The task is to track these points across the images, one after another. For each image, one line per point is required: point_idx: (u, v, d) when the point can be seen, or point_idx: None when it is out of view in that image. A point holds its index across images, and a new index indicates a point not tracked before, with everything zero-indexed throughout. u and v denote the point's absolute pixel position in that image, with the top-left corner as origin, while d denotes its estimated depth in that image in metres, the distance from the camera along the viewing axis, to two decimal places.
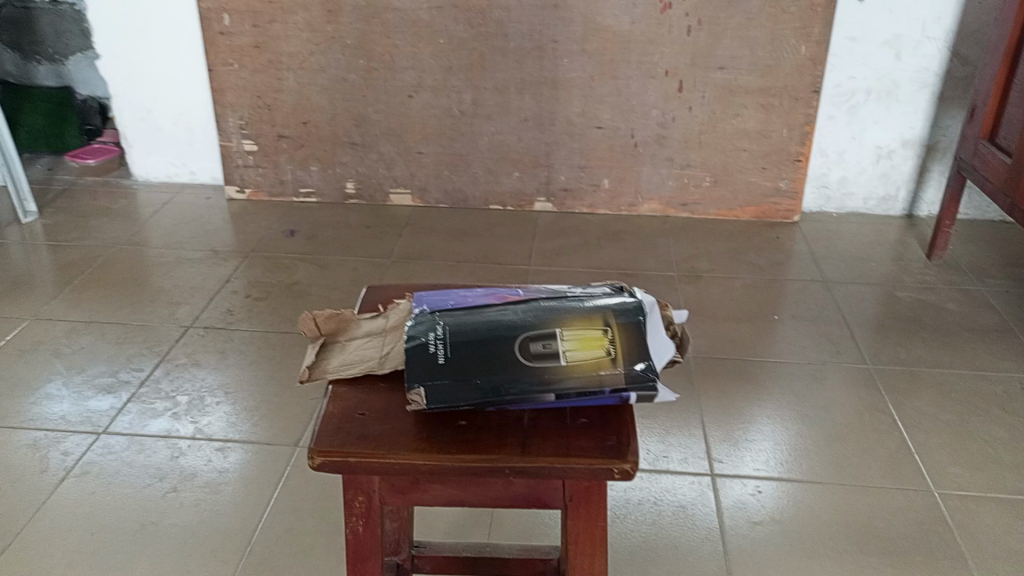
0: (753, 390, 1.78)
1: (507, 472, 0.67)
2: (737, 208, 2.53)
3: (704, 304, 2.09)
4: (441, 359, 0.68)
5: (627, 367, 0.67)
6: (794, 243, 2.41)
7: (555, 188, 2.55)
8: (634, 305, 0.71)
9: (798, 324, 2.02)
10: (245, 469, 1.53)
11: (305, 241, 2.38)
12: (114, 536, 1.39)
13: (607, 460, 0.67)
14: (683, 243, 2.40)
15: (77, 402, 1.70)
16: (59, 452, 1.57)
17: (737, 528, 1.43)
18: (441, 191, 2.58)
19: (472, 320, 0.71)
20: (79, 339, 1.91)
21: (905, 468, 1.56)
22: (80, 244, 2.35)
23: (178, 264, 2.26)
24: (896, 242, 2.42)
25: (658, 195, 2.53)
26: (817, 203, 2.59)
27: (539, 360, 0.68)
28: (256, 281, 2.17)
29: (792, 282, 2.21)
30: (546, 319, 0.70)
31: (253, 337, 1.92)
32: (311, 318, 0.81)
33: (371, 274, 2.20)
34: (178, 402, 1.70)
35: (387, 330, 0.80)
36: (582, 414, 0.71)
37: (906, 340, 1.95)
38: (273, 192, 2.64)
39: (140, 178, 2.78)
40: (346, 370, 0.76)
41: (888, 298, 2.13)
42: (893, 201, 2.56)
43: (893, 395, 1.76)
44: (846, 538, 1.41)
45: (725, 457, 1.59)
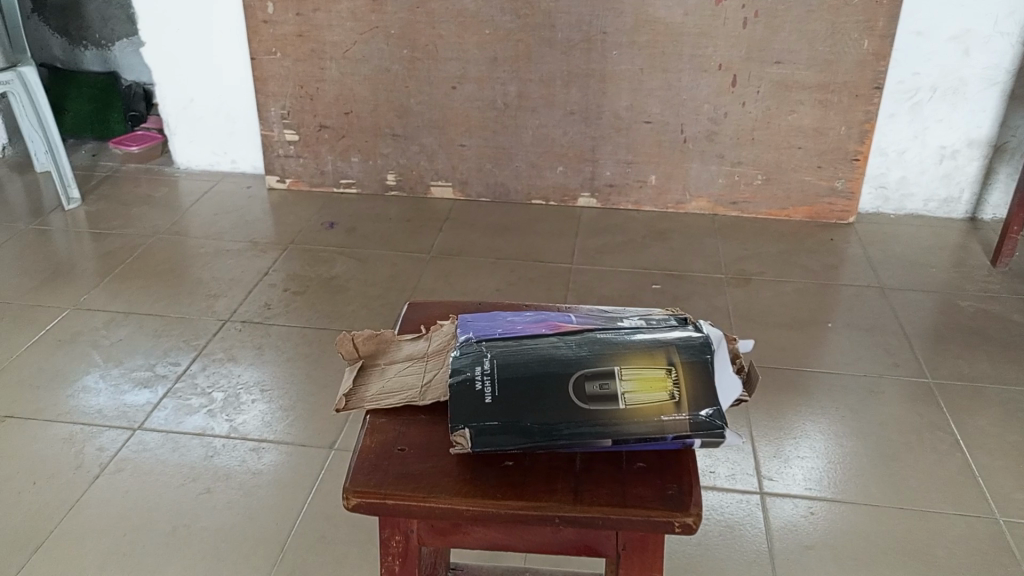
0: (804, 402, 1.70)
1: (556, 522, 0.62)
2: (790, 208, 2.44)
3: (754, 310, 2.01)
4: (488, 398, 0.63)
5: (692, 412, 0.62)
6: (849, 245, 2.31)
7: (601, 183, 2.48)
8: (700, 340, 0.66)
9: (853, 332, 1.93)
10: (279, 472, 1.50)
11: (345, 234, 2.34)
12: (146, 537, 1.37)
13: (667, 512, 0.61)
14: (731, 243, 2.31)
15: (114, 395, 1.69)
16: (94, 447, 1.55)
17: (787, 551, 1.36)
18: (483, 184, 2.53)
19: (522, 354, 0.65)
20: (118, 331, 1.90)
21: (966, 493, 1.47)
22: (122, 233, 2.35)
23: (217, 256, 2.24)
24: (958, 247, 2.30)
25: (706, 193, 2.45)
26: (874, 204, 2.49)
27: (596, 402, 0.62)
28: (294, 274, 2.14)
29: (846, 287, 2.12)
30: (604, 356, 0.64)
31: (290, 333, 1.89)
32: (349, 339, 0.76)
33: (410, 269, 2.16)
34: (213, 399, 1.68)
35: (430, 354, 0.75)
36: (640, 458, 0.65)
37: (969, 354, 1.85)
38: (313, 182, 2.60)
39: (182, 167, 2.77)
40: (385, 399, 0.71)
41: (948, 307, 2.03)
42: (955, 203, 2.44)
43: (955, 413, 1.67)
44: (902, 566, 1.33)
45: (774, 474, 1.51)
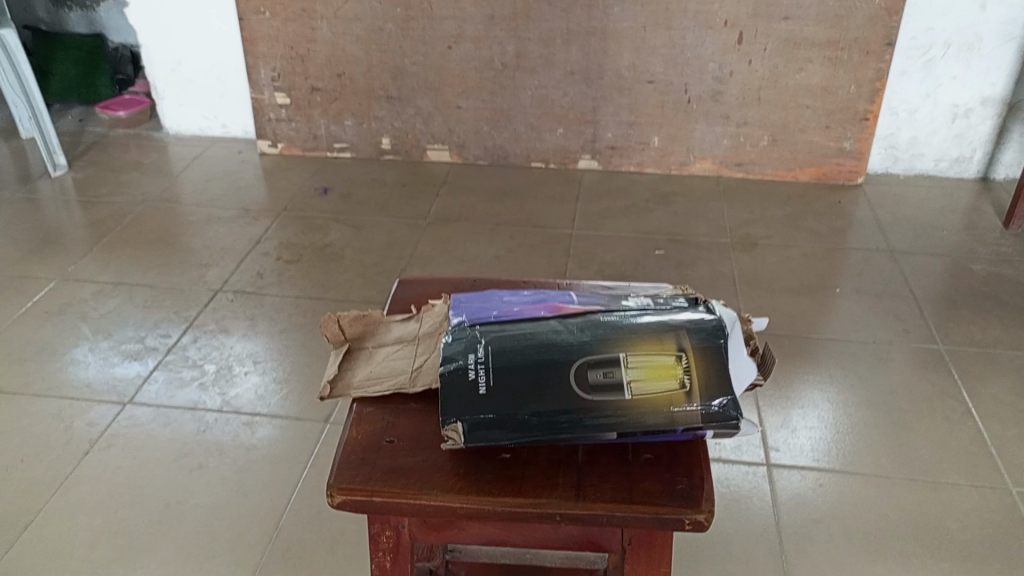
0: (811, 371, 1.65)
1: (558, 520, 0.57)
2: (797, 169, 2.37)
3: (760, 275, 1.95)
4: (483, 389, 0.58)
5: (704, 403, 0.57)
6: (857, 208, 2.25)
7: (602, 145, 2.40)
8: (713, 323, 0.61)
9: (861, 297, 1.88)
10: (274, 447, 1.46)
11: (339, 200, 2.28)
12: (137, 515, 1.33)
13: (676, 509, 0.57)
14: (736, 206, 2.25)
15: (103, 368, 1.65)
16: (84, 423, 1.51)
17: (795, 525, 1.32)
18: (480, 147, 2.46)
19: (519, 340, 0.61)
20: (107, 302, 1.85)
21: (979, 463, 1.43)
22: (111, 201, 2.29)
23: (208, 223, 2.18)
24: (969, 209, 2.24)
25: (711, 154, 2.38)
26: (883, 164, 2.42)
27: (599, 392, 0.57)
28: (288, 242, 2.09)
29: (855, 251, 2.06)
30: (608, 342, 0.59)
31: (283, 303, 1.84)
32: (334, 320, 0.71)
33: (407, 236, 2.10)
34: (205, 371, 1.64)
35: (420, 337, 0.70)
36: (647, 449, 0.61)
37: (981, 319, 1.80)
38: (306, 147, 2.53)
39: (172, 132, 2.69)
40: (373, 386, 0.66)
41: (959, 271, 1.97)
42: (967, 163, 2.37)
43: (966, 381, 1.62)
44: (914, 540, 1.29)
45: (781, 445, 1.47)
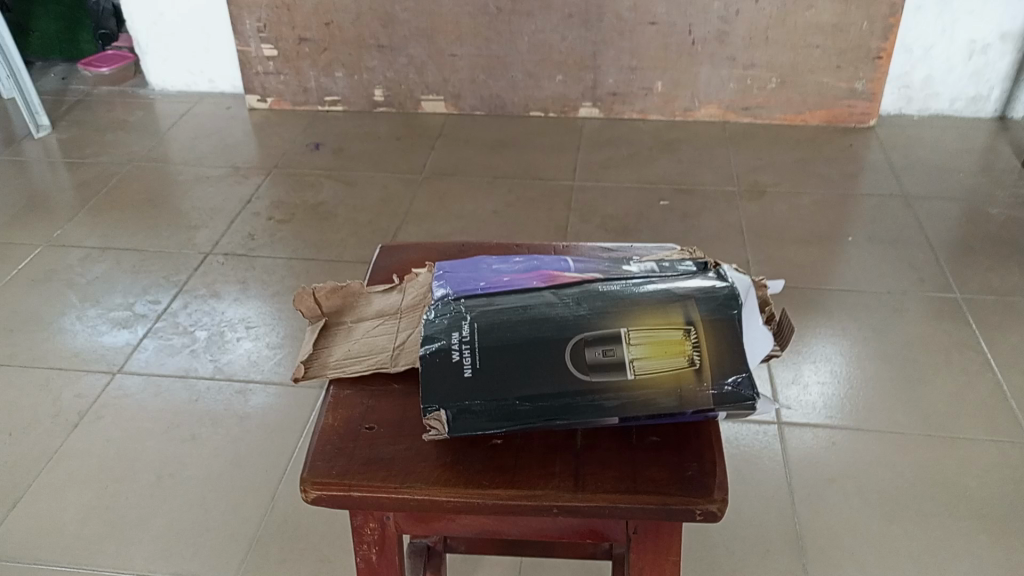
0: (823, 323, 1.59)
1: (554, 512, 0.54)
2: (806, 112, 2.27)
3: (769, 225, 1.88)
4: (468, 371, 0.55)
5: (715, 383, 0.54)
6: (869, 151, 2.16)
7: (603, 92, 2.31)
8: (725, 292, 0.57)
9: (874, 245, 1.81)
10: (269, 414, 1.41)
11: (332, 155, 2.21)
12: (130, 489, 1.29)
13: (687, 499, 0.53)
14: (744, 153, 2.17)
15: (91, 337, 1.60)
16: (72, 394, 1.47)
17: (808, 485, 1.27)
18: (477, 97, 2.37)
19: (507, 317, 0.57)
20: (94, 268, 1.80)
21: (999, 416, 1.38)
22: (96, 162, 2.21)
23: (197, 183, 2.11)
24: (985, 149, 2.16)
25: (716, 99, 2.29)
26: (896, 105, 2.32)
27: (598, 372, 0.54)
28: (279, 201, 2.02)
29: (867, 197, 1.98)
30: (607, 315, 0.56)
31: (275, 265, 1.78)
32: (309, 294, 0.67)
33: (402, 191, 2.03)
34: (196, 338, 1.58)
35: (402, 310, 0.66)
36: (652, 431, 0.57)
37: (1000, 266, 1.73)
38: (297, 100, 2.44)
39: (158, 89, 2.61)
40: (351, 365, 0.63)
41: (976, 215, 1.90)
42: (984, 102, 2.27)
43: (985, 331, 1.56)
44: (930, 499, 1.25)
45: (792, 402, 1.42)
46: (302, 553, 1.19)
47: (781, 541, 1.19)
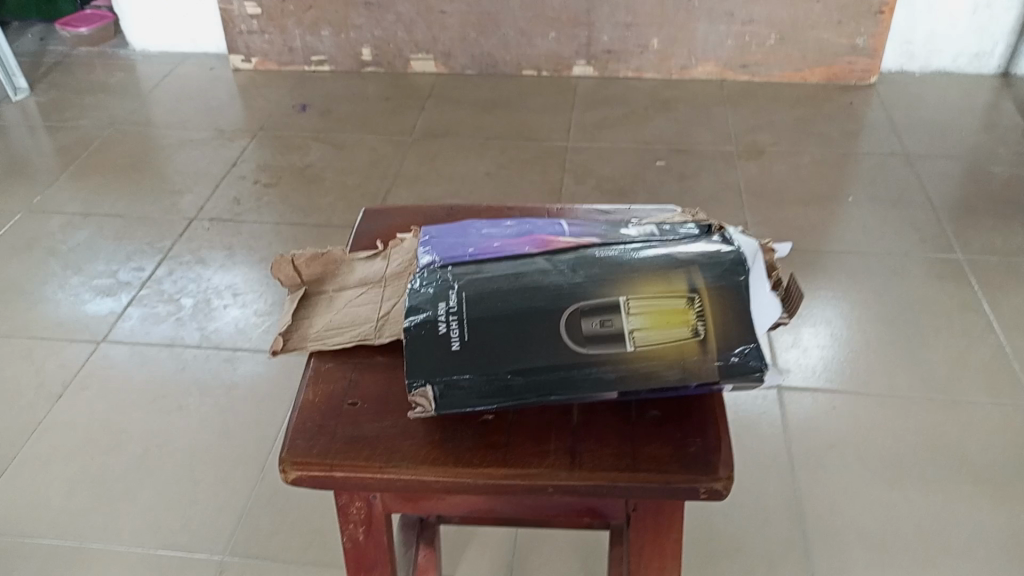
0: (823, 285, 1.56)
1: (549, 492, 0.52)
2: (805, 69, 2.22)
3: (767, 185, 1.84)
4: (455, 345, 0.53)
5: (721, 355, 0.52)
6: (870, 109, 2.12)
7: (597, 50, 2.25)
8: (730, 258, 0.55)
9: (875, 206, 1.77)
10: (258, 383, 1.38)
11: (319, 117, 2.15)
12: (117, 461, 1.26)
13: (690, 476, 0.52)
14: (742, 112, 2.12)
15: (74, 306, 1.56)
16: (55, 365, 1.43)
17: (808, 451, 1.25)
18: (468, 56, 2.30)
19: (498, 285, 0.55)
20: (77, 235, 1.75)
21: (1002, 378, 1.35)
22: (77, 125, 2.15)
23: (181, 146, 2.05)
24: (988, 107, 2.11)
25: (713, 57, 2.23)
26: (898, 62, 2.27)
27: (596, 343, 0.52)
28: (266, 164, 1.96)
29: (868, 156, 1.94)
30: (605, 283, 0.54)
31: (262, 230, 1.73)
32: (289, 262, 0.66)
33: (392, 154, 1.98)
34: (181, 306, 1.54)
35: (387, 277, 0.64)
36: (653, 405, 0.56)
37: (1003, 226, 1.70)
38: (282, 61, 2.38)
39: (139, 49, 2.53)
40: (333, 337, 0.61)
41: (978, 174, 1.86)
42: (987, 58, 2.22)
43: (987, 292, 1.53)
44: (931, 463, 1.23)
45: (792, 366, 1.39)
46: (294, 525, 1.16)
47: (780, 509, 1.17)
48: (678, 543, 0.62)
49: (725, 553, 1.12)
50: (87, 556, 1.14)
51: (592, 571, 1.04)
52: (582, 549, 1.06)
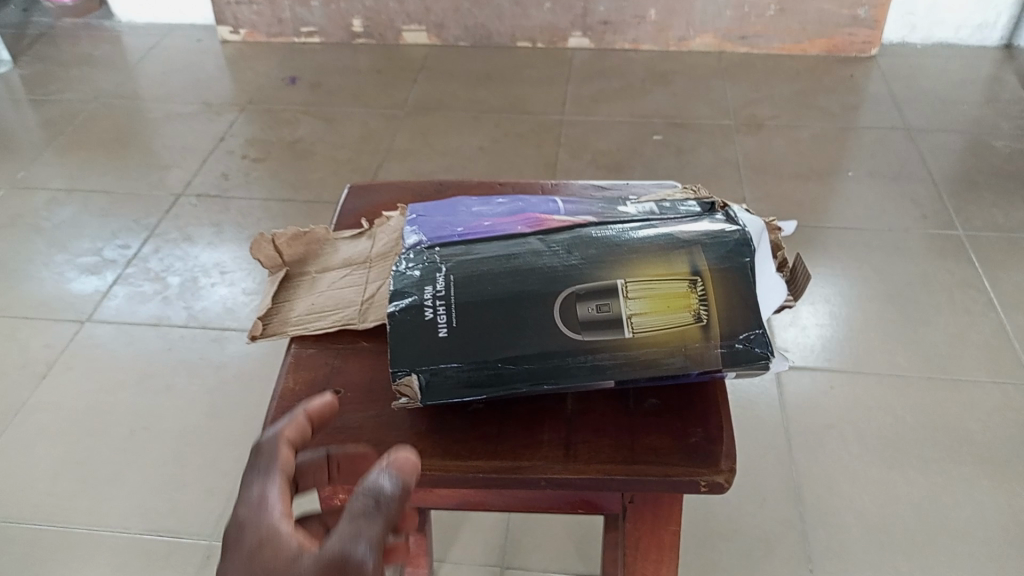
0: (822, 262, 1.54)
1: (542, 485, 0.51)
2: (805, 41, 2.18)
3: (766, 160, 1.80)
4: (443, 332, 0.50)
5: (725, 341, 0.50)
6: (870, 82, 2.08)
7: (593, 21, 2.20)
8: (735, 238, 0.53)
9: (875, 181, 1.74)
10: (246, 364, 1.35)
11: (309, 90, 2.10)
12: (102, 443, 1.24)
13: (690, 468, 0.51)
14: (741, 84, 2.08)
15: (58, 284, 1.52)
16: (39, 345, 1.40)
17: (806, 432, 1.23)
18: (461, 27, 2.25)
19: (488, 268, 0.52)
20: (61, 211, 1.71)
21: (1003, 357, 1.33)
22: (61, 98, 2.10)
23: (168, 120, 2.01)
24: (990, 79, 2.07)
25: (712, 28, 2.19)
26: (899, 33, 2.22)
27: (592, 329, 0.50)
28: (254, 139, 1.92)
29: (868, 130, 1.90)
30: (602, 265, 0.51)
31: (251, 206, 1.70)
32: (269, 241, 0.63)
33: (383, 128, 1.93)
34: (169, 284, 1.51)
35: (372, 258, 0.62)
36: (651, 393, 0.54)
37: (1005, 201, 1.67)
38: (271, 32, 2.32)
39: (125, 20, 2.47)
40: (315, 322, 0.59)
41: (980, 148, 1.83)
42: (990, 30, 2.18)
43: (989, 269, 1.51)
44: (931, 443, 1.21)
45: (790, 345, 1.37)
46: None
47: (778, 491, 1.16)
48: (677, 534, 0.61)
49: (722, 535, 1.10)
50: (72, 540, 1.12)
51: (587, 555, 1.02)
52: (576, 534, 1.05)
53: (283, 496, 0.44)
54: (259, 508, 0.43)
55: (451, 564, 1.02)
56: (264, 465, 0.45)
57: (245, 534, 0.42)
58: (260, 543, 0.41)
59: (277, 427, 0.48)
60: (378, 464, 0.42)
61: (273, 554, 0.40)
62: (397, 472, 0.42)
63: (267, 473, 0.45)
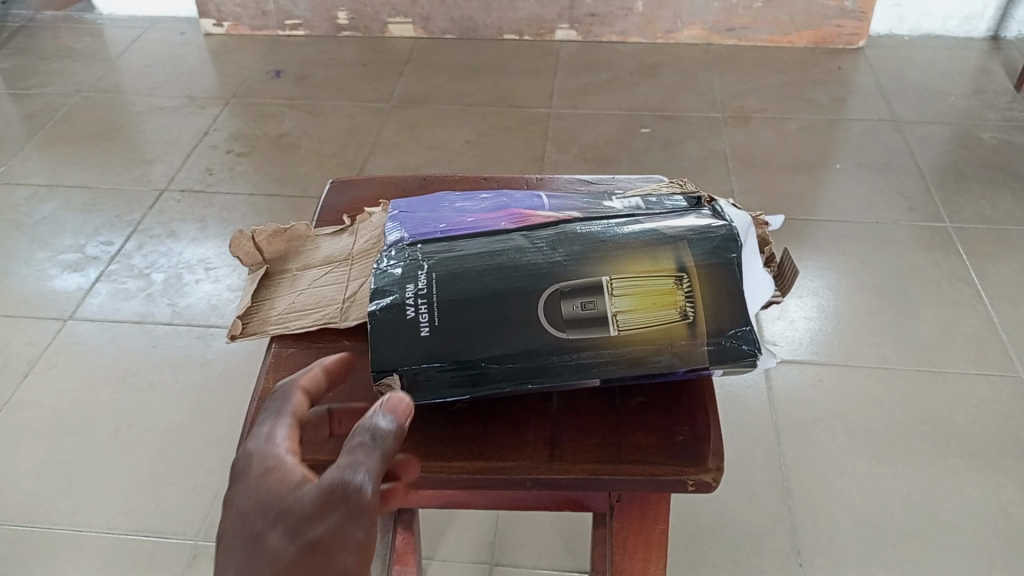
0: (810, 255, 1.53)
1: (528, 484, 0.51)
2: (793, 32, 2.17)
3: (754, 152, 1.80)
4: (424, 330, 0.50)
5: (713, 337, 0.50)
6: (858, 73, 2.08)
7: (580, 13, 2.19)
8: (722, 233, 0.52)
9: (863, 173, 1.74)
10: (232, 361, 1.34)
11: (294, 84, 2.08)
12: (85, 442, 1.23)
13: (677, 468, 0.50)
14: (729, 76, 2.07)
15: (40, 281, 1.50)
16: (21, 343, 1.38)
17: (795, 425, 1.23)
18: (447, 19, 2.24)
19: (471, 265, 0.51)
20: (42, 207, 1.69)
21: (990, 349, 1.33)
22: (42, 92, 2.07)
23: (151, 114, 1.98)
24: (977, 71, 2.07)
25: (700, 20, 2.17)
26: (887, 24, 2.22)
27: (576, 327, 0.49)
28: (239, 133, 1.90)
29: (856, 122, 1.90)
30: (587, 262, 0.51)
31: (236, 201, 1.68)
32: (249, 238, 0.62)
33: (369, 122, 1.92)
34: (152, 281, 1.49)
35: (354, 255, 0.61)
36: (639, 391, 0.54)
37: (991, 193, 1.67)
38: (256, 25, 2.30)
39: (107, 13, 2.44)
40: (296, 321, 0.59)
41: (967, 140, 1.83)
42: (977, 21, 2.18)
43: (976, 261, 1.51)
44: (919, 436, 1.21)
45: (778, 338, 1.37)
46: None
47: (767, 485, 1.15)
48: (664, 534, 0.61)
49: (711, 529, 1.10)
50: (54, 542, 1.10)
51: (577, 552, 1.01)
52: (565, 530, 1.04)
53: (290, 434, 0.48)
54: (267, 444, 0.47)
55: (439, 562, 1.01)
56: (279, 408, 0.49)
57: (252, 464, 0.46)
58: (267, 471, 0.45)
59: (295, 377, 0.52)
60: (376, 404, 0.47)
61: (277, 481, 0.44)
62: (393, 411, 0.46)
63: (279, 413, 0.49)
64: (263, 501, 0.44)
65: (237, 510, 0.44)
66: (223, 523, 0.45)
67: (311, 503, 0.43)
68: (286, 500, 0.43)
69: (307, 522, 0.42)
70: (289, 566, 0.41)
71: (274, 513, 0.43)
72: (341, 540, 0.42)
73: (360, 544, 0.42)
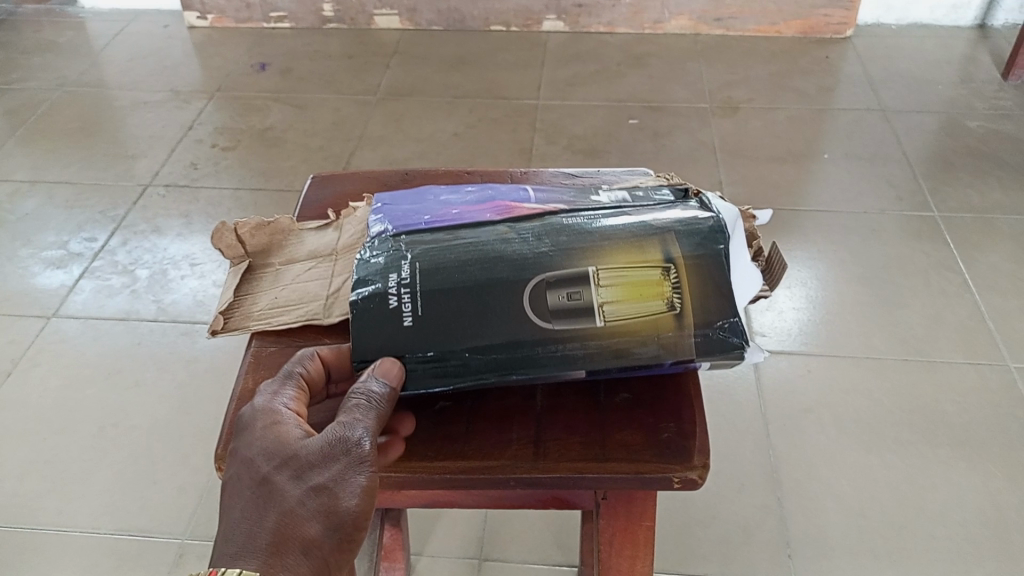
0: (799, 246, 1.53)
1: (511, 484, 0.50)
2: (781, 22, 2.16)
3: (742, 143, 1.79)
4: (407, 320, 0.49)
5: (700, 329, 0.49)
6: (847, 63, 2.07)
7: (568, 3, 2.17)
8: (710, 224, 0.51)
9: (850, 163, 1.74)
10: (218, 358, 1.33)
11: (279, 76, 2.06)
12: (70, 441, 1.21)
13: (661, 466, 0.50)
14: (717, 67, 2.07)
15: (22, 279, 1.49)
16: (3, 342, 1.37)
17: (785, 416, 1.23)
18: (434, 11, 2.22)
19: (455, 256, 0.50)
20: (24, 204, 1.67)
21: (978, 338, 1.34)
22: (23, 87, 2.05)
23: (134, 109, 1.96)
24: (964, 59, 2.07)
25: (687, 10, 2.16)
26: (875, 14, 2.22)
27: (561, 317, 0.49)
28: (223, 127, 1.88)
29: (844, 111, 1.90)
30: (573, 254, 0.50)
31: (221, 196, 1.66)
32: (232, 231, 0.61)
33: (356, 114, 1.90)
34: (137, 278, 1.48)
35: (339, 250, 0.60)
36: (623, 388, 0.53)
37: (978, 182, 1.67)
38: (240, 17, 2.27)
39: (90, 6, 2.42)
40: (280, 317, 0.58)
41: (955, 129, 1.83)
42: (964, 10, 2.18)
43: (963, 251, 1.51)
44: (908, 426, 1.21)
45: (767, 329, 1.37)
46: None
47: (757, 477, 1.15)
48: (651, 530, 0.60)
49: (701, 522, 1.10)
50: (38, 543, 1.09)
51: (566, 547, 1.01)
52: (556, 526, 1.03)
53: (296, 394, 0.50)
54: (270, 399, 0.49)
55: (428, 558, 1.01)
56: (287, 367, 0.51)
57: (257, 417, 0.49)
58: (270, 423, 0.48)
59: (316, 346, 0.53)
60: (366, 369, 0.49)
61: (281, 432, 0.48)
62: (384, 375, 0.48)
63: (286, 375, 0.51)
64: (269, 450, 0.47)
65: (242, 458, 0.48)
66: (229, 469, 0.48)
67: (315, 452, 0.46)
68: (290, 449, 0.47)
69: (312, 470, 0.46)
70: (297, 506, 0.46)
71: (281, 460, 0.47)
72: (345, 487, 0.46)
73: (363, 489, 0.46)
